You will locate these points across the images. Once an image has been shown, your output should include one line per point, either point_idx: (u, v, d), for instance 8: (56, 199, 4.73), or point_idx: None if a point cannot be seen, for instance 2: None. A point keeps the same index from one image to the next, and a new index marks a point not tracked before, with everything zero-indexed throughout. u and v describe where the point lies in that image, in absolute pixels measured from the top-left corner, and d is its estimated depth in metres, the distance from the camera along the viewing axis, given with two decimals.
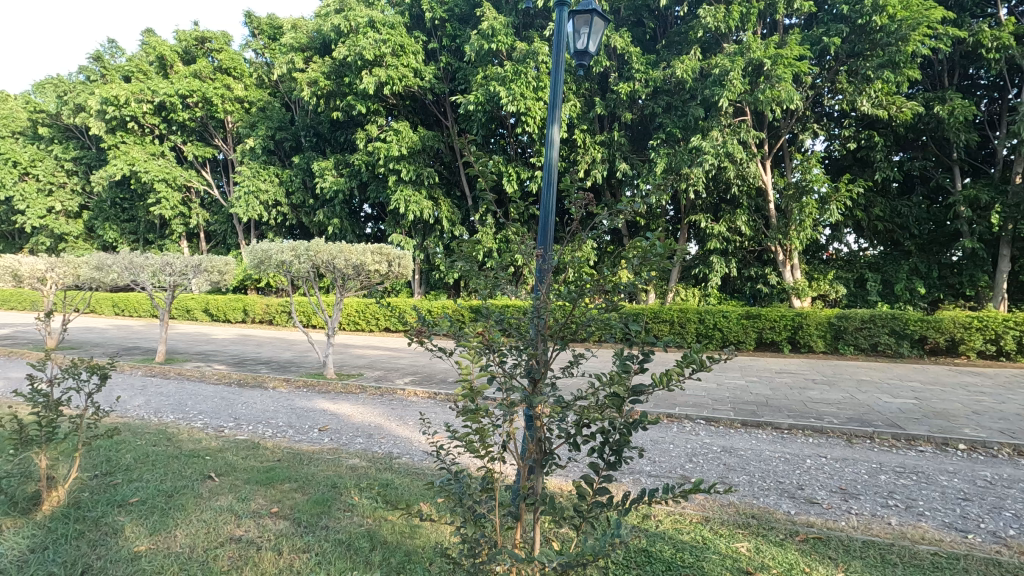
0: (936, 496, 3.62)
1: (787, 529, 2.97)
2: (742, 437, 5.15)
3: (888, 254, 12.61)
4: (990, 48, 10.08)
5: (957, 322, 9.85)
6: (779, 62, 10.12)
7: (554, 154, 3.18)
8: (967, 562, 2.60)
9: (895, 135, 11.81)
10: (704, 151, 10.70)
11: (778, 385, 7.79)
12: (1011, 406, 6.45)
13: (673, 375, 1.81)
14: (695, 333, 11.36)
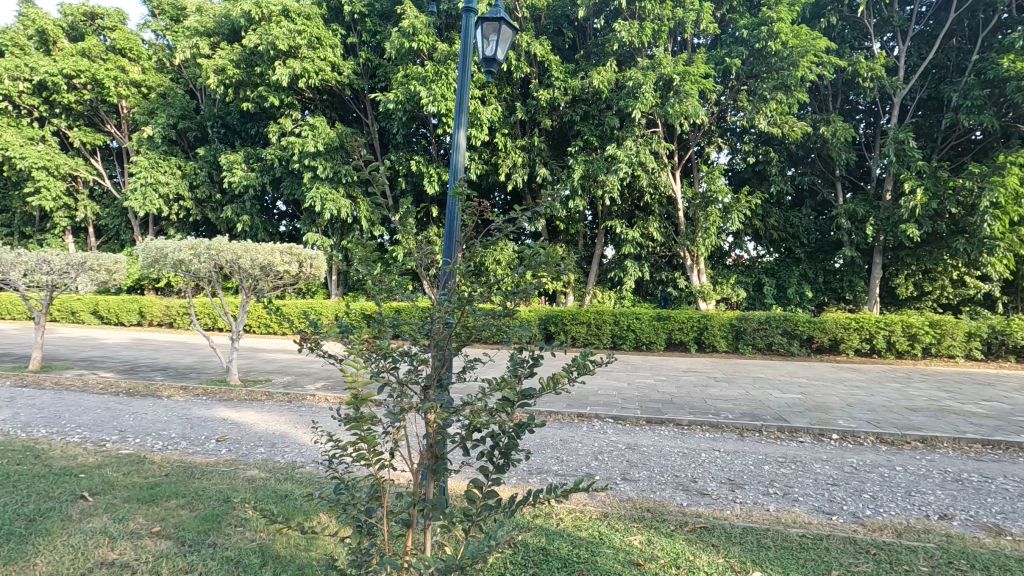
0: (810, 482, 3.98)
1: (678, 520, 3.16)
2: (647, 434, 5.42)
3: (782, 260, 13.67)
4: (866, 77, 11.23)
5: (839, 323, 10.87)
6: (687, 78, 10.77)
7: (460, 158, 3.19)
8: (828, 541, 2.89)
9: (788, 152, 12.93)
10: (618, 159, 11.12)
11: (683, 384, 8.24)
12: (878, 398, 7.21)
13: (561, 379, 1.87)
14: (610, 334, 11.81)
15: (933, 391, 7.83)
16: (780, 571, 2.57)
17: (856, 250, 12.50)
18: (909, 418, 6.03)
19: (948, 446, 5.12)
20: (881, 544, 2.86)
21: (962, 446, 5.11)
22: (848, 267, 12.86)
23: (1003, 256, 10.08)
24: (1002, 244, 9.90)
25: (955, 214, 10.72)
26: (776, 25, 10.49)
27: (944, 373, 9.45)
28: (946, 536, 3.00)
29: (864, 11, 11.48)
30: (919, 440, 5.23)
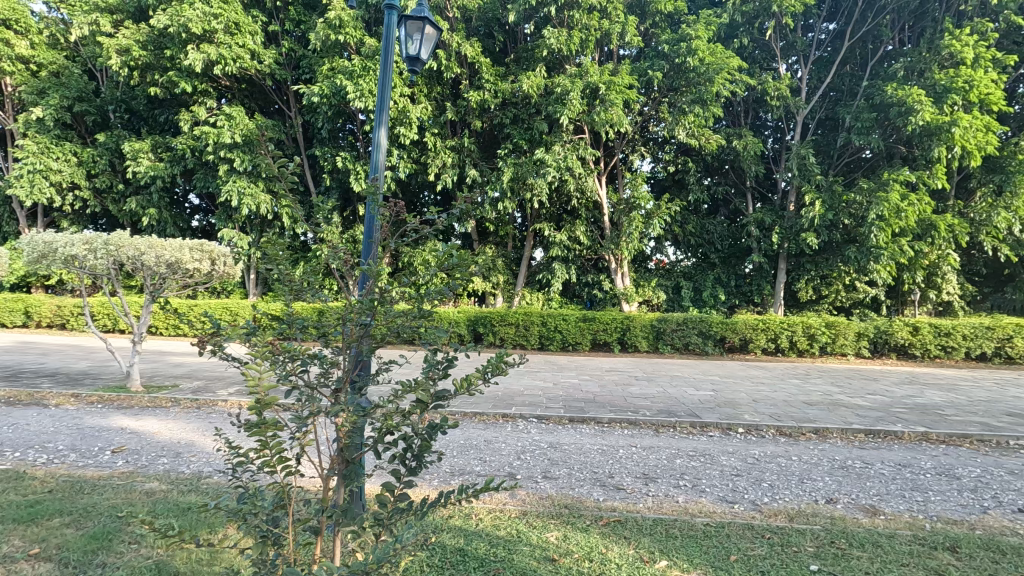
0: (716, 474, 4.25)
1: (593, 515, 3.26)
2: (569, 433, 5.56)
3: (698, 265, 14.44)
4: (773, 97, 12.10)
5: (748, 324, 11.63)
6: (612, 88, 11.17)
7: (381, 157, 3.14)
8: (729, 528, 3.09)
9: (704, 162, 13.72)
10: (547, 164, 11.33)
11: (605, 383, 8.51)
12: (780, 394, 7.80)
13: (474, 380, 1.89)
14: (537, 335, 12.04)
15: (827, 386, 8.56)
16: (685, 558, 2.73)
17: (764, 256, 13.44)
18: (805, 411, 6.56)
19: (836, 436, 5.62)
20: (775, 529, 3.10)
21: (849, 436, 5.63)
22: (757, 272, 13.79)
23: (887, 263, 11.20)
24: (885, 254, 11.00)
25: (847, 225, 11.78)
26: (693, 42, 11.07)
27: (838, 370, 10.35)
28: (830, 519, 3.30)
29: (772, 35, 12.37)
30: (813, 431, 5.71)
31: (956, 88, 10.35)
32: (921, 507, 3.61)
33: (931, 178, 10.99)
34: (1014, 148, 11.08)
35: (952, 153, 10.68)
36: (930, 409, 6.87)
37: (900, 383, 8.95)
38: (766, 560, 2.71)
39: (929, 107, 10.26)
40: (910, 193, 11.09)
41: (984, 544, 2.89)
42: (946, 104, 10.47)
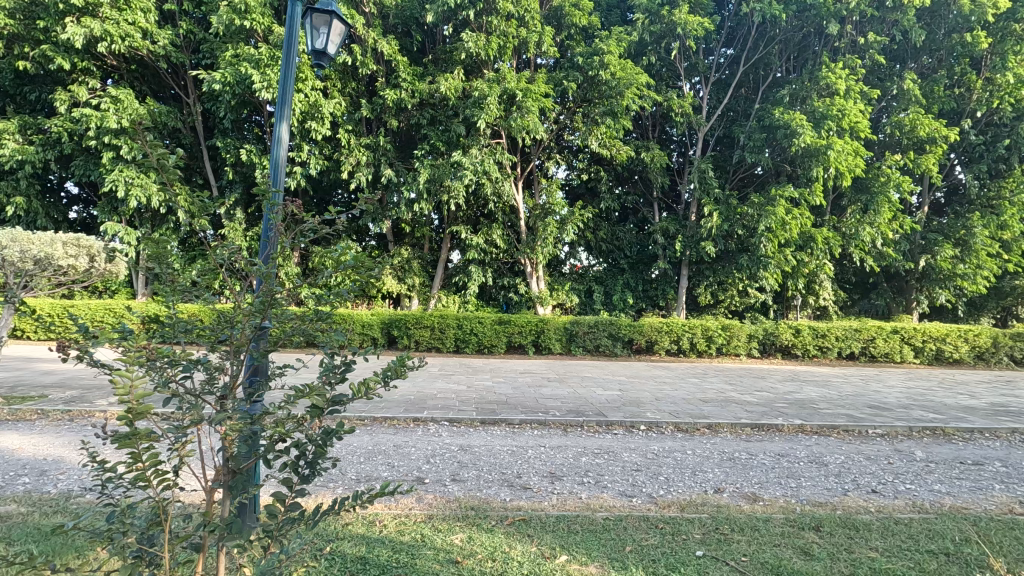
0: (618, 470, 4.45)
1: (499, 515, 3.31)
2: (480, 435, 5.59)
3: (609, 270, 15.05)
4: (678, 114, 12.92)
5: (653, 327, 12.29)
6: (528, 95, 11.41)
7: (281, 152, 3.00)
8: (626, 521, 3.26)
9: (615, 172, 14.36)
10: (463, 167, 11.35)
11: (518, 385, 8.64)
12: (680, 392, 8.30)
13: (372, 384, 1.86)
14: (453, 338, 12.01)
15: (721, 384, 9.22)
16: (584, 552, 2.83)
17: (669, 263, 14.26)
18: (701, 408, 7.04)
19: (727, 431, 6.08)
20: (667, 519, 3.30)
21: (737, 430, 6.11)
22: (662, 277, 14.58)
23: (774, 271, 12.28)
24: (772, 262, 12.06)
25: (741, 236, 12.77)
26: (606, 56, 11.55)
27: (731, 369, 11.19)
28: (717, 507, 3.56)
29: (677, 55, 13.17)
30: (706, 426, 6.13)
31: (831, 115, 11.56)
32: (794, 493, 3.99)
33: (810, 195, 12.20)
34: (877, 171, 12.57)
35: (828, 173, 11.91)
36: (806, 403, 7.60)
37: (784, 380, 9.84)
38: (658, 549, 2.87)
39: (810, 131, 11.38)
40: (794, 207, 12.23)
41: (842, 522, 3.25)
42: (823, 129, 11.66)
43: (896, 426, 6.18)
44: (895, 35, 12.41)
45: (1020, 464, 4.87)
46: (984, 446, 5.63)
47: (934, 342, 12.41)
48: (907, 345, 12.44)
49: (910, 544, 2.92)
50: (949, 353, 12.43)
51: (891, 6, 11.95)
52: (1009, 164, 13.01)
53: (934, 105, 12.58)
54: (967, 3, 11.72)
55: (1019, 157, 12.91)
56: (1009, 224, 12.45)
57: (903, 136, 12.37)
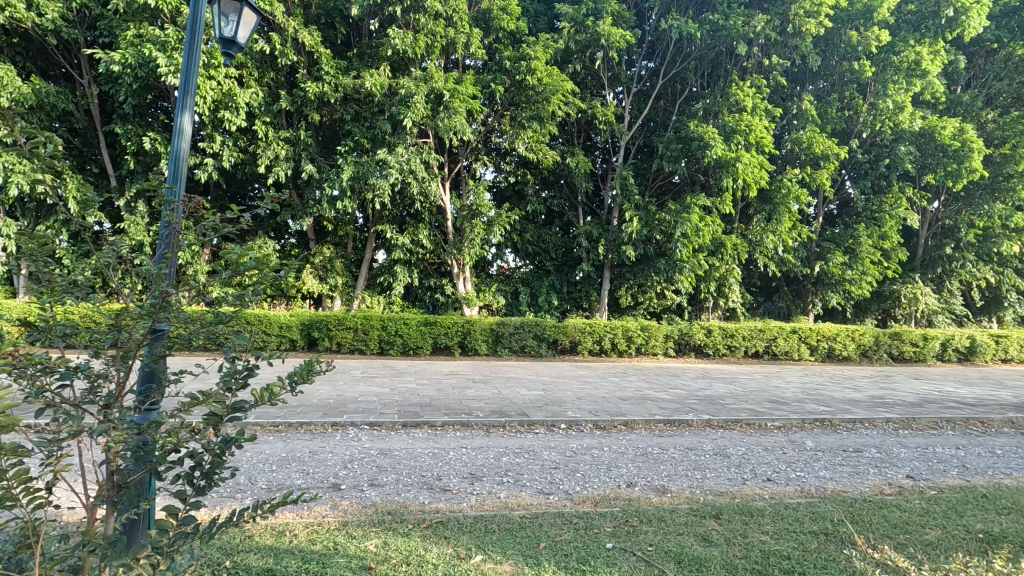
0: (537, 468, 4.54)
1: (416, 518, 3.29)
2: (401, 438, 5.52)
3: (535, 271, 15.30)
4: (601, 121, 13.42)
5: (577, 328, 12.63)
6: (456, 96, 11.38)
7: (183, 144, 2.81)
8: (542, 518, 3.34)
9: (542, 176, 14.64)
10: (389, 164, 11.16)
11: (443, 386, 8.58)
12: (600, 391, 8.59)
13: (276, 389, 1.80)
14: (377, 340, 11.75)
15: (639, 383, 9.63)
16: (499, 550, 2.87)
17: (592, 266, 14.71)
18: (619, 406, 7.32)
19: (642, 427, 6.37)
20: (581, 514, 3.42)
21: (652, 426, 6.41)
22: (586, 280, 14.99)
23: (688, 275, 12.99)
24: (687, 266, 12.74)
25: (658, 241, 13.41)
26: (532, 62, 11.75)
27: (649, 368, 11.73)
28: (628, 500, 3.73)
29: (601, 65, 13.62)
30: (623, 423, 6.39)
31: (739, 130, 12.42)
32: (699, 484, 4.24)
33: (721, 204, 13.00)
34: (779, 183, 13.61)
35: (737, 184, 12.76)
36: (714, 399, 8.11)
37: (696, 378, 10.44)
38: (571, 544, 2.96)
39: (720, 145, 12.19)
40: (707, 215, 12.99)
41: (739, 510, 3.49)
42: (732, 142, 12.48)
43: (791, 419, 6.73)
44: (795, 59, 13.50)
45: (891, 450, 5.45)
46: (863, 435, 6.26)
47: (826, 341, 13.60)
48: (804, 344, 13.54)
49: (796, 526, 3.20)
50: (839, 351, 13.68)
51: (791, 33, 12.97)
52: (889, 181, 14.52)
53: (827, 125, 13.81)
54: (855, 35, 12.96)
55: (896, 175, 14.42)
56: (889, 234, 13.88)
57: (801, 152, 13.48)
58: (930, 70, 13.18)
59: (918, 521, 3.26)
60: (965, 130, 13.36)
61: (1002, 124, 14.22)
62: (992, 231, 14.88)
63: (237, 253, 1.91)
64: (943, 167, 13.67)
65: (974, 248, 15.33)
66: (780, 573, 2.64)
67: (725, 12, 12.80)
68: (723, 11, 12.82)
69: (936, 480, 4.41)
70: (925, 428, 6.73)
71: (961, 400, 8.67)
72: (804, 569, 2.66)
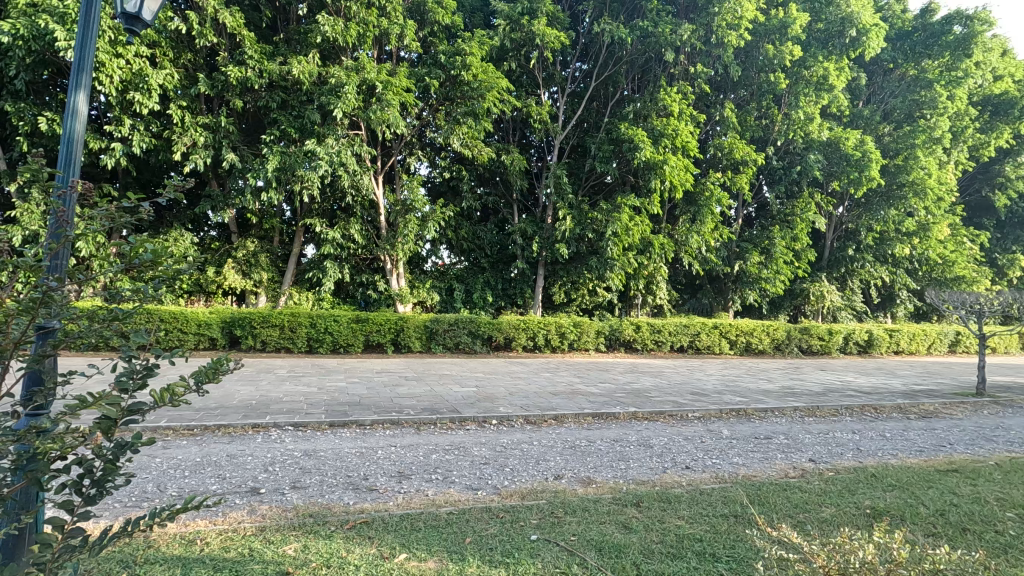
0: (466, 464, 4.55)
1: (339, 520, 3.21)
2: (327, 438, 5.36)
3: (470, 268, 15.30)
4: (536, 120, 13.59)
5: (511, 324, 12.74)
6: (389, 88, 11.14)
7: (76, 126, 2.56)
8: (469, 513, 3.35)
9: (477, 172, 14.64)
10: (318, 156, 10.80)
11: (374, 385, 8.41)
12: (532, 386, 8.70)
13: (178, 390, 1.71)
14: (305, 337, 11.32)
15: (570, 378, 9.85)
16: (424, 548, 2.86)
17: (526, 263, 14.87)
18: (550, 400, 7.46)
19: (571, 421, 6.52)
20: (508, 508, 3.46)
21: (580, 419, 6.57)
22: (520, 277, 15.14)
23: (619, 272, 13.40)
24: (618, 264, 13.14)
25: (591, 239, 13.73)
26: (468, 58, 11.70)
27: (580, 363, 12.00)
28: (554, 493, 3.81)
29: (536, 64, 13.77)
30: (553, 418, 6.52)
31: (666, 134, 12.98)
32: (622, 474, 4.40)
33: (650, 205, 13.51)
34: (703, 186, 14.30)
35: (664, 185, 13.30)
36: (641, 392, 8.43)
37: (624, 372, 10.81)
38: (496, 538, 2.99)
39: (649, 147, 12.69)
40: (637, 215, 13.45)
41: (658, 497, 3.65)
42: (660, 145, 13.00)
43: (710, 409, 7.11)
44: (717, 68, 14.23)
45: (797, 436, 5.89)
46: (773, 423, 6.71)
47: (744, 336, 14.46)
48: (724, 338, 14.33)
49: (709, 510, 3.39)
50: (755, 345, 14.58)
51: (715, 43, 13.63)
52: (800, 187, 15.61)
53: (746, 132, 14.69)
54: (771, 49, 13.82)
55: (807, 182, 15.53)
56: (799, 236, 14.92)
57: (723, 157, 14.26)
58: (836, 85, 14.31)
59: (816, 500, 3.54)
60: (865, 142, 14.58)
61: (897, 137, 15.63)
62: (887, 235, 16.33)
63: (132, 244, 1.77)
64: (847, 175, 14.86)
65: (873, 250, 16.77)
66: (692, 555, 2.79)
67: (654, 19, 13.30)
68: (652, 18, 13.32)
69: (835, 462, 4.81)
70: (827, 415, 7.31)
71: (859, 389, 9.48)
72: (714, 550, 2.83)
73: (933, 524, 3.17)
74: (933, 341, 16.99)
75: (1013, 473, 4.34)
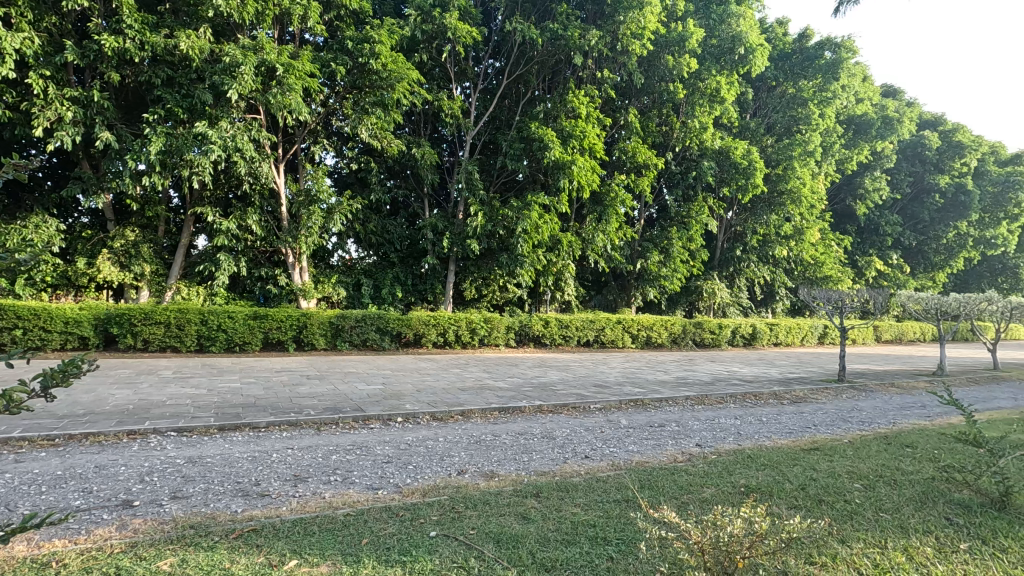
0: (368, 464, 4.44)
1: (223, 529, 3.01)
2: (216, 443, 5.00)
3: (378, 263, 14.93)
4: (448, 115, 13.51)
5: (421, 320, 12.55)
6: (291, 72, 10.52)
7: None
8: (368, 513, 3.28)
9: (386, 165, 14.28)
10: (209, 140, 10.00)
11: (271, 385, 7.96)
12: (440, 383, 8.66)
13: (17, 396, 1.53)
14: (195, 335, 10.47)
15: (479, 373, 9.92)
16: (317, 552, 2.75)
17: (437, 259, 14.72)
18: (457, 397, 7.46)
19: (478, 416, 6.57)
20: (408, 506, 3.42)
21: (487, 414, 6.63)
22: (431, 272, 14.99)
23: (529, 269, 13.61)
24: (527, 261, 13.36)
25: (501, 236, 13.82)
26: (377, 46, 11.33)
27: (490, 358, 12.10)
28: (456, 488, 3.82)
29: (447, 58, 13.64)
30: (460, 414, 6.52)
31: (575, 135, 13.41)
32: (525, 466, 4.50)
33: (559, 203, 13.89)
34: (608, 188, 14.84)
35: (572, 185, 13.66)
36: (547, 386, 8.67)
37: (533, 366, 11.05)
38: (395, 537, 2.95)
39: (558, 147, 13.03)
40: (546, 213, 13.77)
41: (556, 487, 3.77)
42: (569, 146, 13.40)
43: (610, 401, 7.45)
44: (623, 75, 14.88)
45: (686, 423, 6.33)
46: (666, 411, 7.17)
47: (644, 330, 15.28)
48: (627, 333, 15.04)
49: (602, 497, 3.55)
50: (655, 339, 15.47)
51: (621, 50, 14.23)
52: (695, 191, 16.77)
53: (648, 137, 15.55)
54: (671, 60, 14.67)
55: (701, 187, 16.67)
56: (694, 237, 16.00)
57: (627, 160, 14.94)
58: (726, 98, 15.44)
59: (699, 482, 3.83)
60: (751, 152, 15.88)
61: (778, 149, 17.13)
62: (769, 238, 17.93)
63: None
64: (736, 182, 16.14)
65: (757, 251, 18.38)
66: (585, 540, 2.91)
67: (564, 22, 13.62)
68: (562, 21, 13.63)
69: (717, 446, 5.23)
70: (714, 403, 7.93)
71: (742, 378, 10.37)
72: (606, 534, 2.97)
73: (795, 497, 3.54)
74: (805, 333, 18.95)
75: (861, 449, 4.95)
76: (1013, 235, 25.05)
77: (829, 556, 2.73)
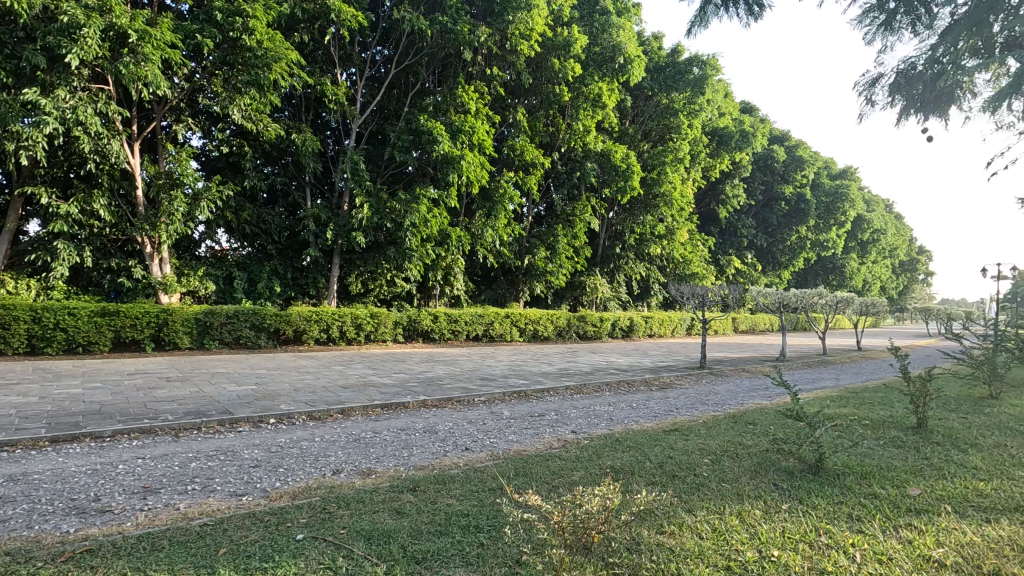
0: (232, 469, 4.15)
1: (50, 553, 2.66)
2: (47, 457, 4.40)
3: (253, 254, 13.96)
4: (331, 100, 12.94)
5: (301, 316, 11.89)
6: (146, 40, 9.39)
7: None
8: (228, 522, 3.06)
9: (261, 149, 13.32)
10: (42, 110, 8.65)
11: (123, 388, 7.16)
12: (320, 380, 8.31)
13: None
14: (25, 335, 9.07)
15: (363, 369, 9.65)
16: (164, 568, 2.53)
17: (320, 251, 14.04)
18: (338, 394, 7.21)
19: (359, 413, 6.40)
20: (274, 510, 3.25)
21: (369, 412, 6.48)
22: (312, 266, 14.25)
23: (417, 263, 13.38)
24: (415, 255, 13.16)
25: (388, 228, 13.50)
26: (250, 20, 10.52)
27: (375, 354, 11.79)
28: (329, 488, 3.70)
29: (330, 41, 13.05)
30: (339, 412, 6.31)
31: (464, 130, 13.44)
32: (404, 461, 4.46)
33: (447, 198, 13.83)
34: (497, 184, 15.03)
35: (461, 180, 13.67)
36: (432, 380, 8.67)
37: (420, 361, 10.98)
38: (256, 543, 2.79)
39: (446, 141, 12.98)
40: (435, 206, 13.64)
41: (434, 480, 3.79)
42: (458, 141, 13.39)
43: (494, 393, 7.63)
44: (511, 74, 15.19)
45: (565, 411, 6.64)
46: (547, 401, 7.49)
47: (532, 324, 15.75)
48: (515, 327, 15.40)
49: (478, 486, 3.64)
50: (541, 332, 15.99)
51: (509, 50, 14.56)
52: (579, 191, 17.55)
53: (535, 136, 16.05)
54: (557, 63, 15.21)
55: (584, 188, 17.51)
56: (578, 235, 16.76)
57: (515, 157, 15.33)
58: (607, 104, 16.33)
59: (569, 466, 4.05)
60: (629, 156, 16.91)
61: (653, 154, 18.49)
62: (645, 237, 19.29)
63: None
64: (617, 183, 17.14)
65: (634, 248, 19.72)
66: (457, 530, 2.96)
67: (454, 16, 13.60)
68: (451, 15, 13.60)
69: (590, 431, 5.56)
70: (591, 391, 8.41)
71: (617, 367, 11.10)
72: (477, 522, 3.05)
73: (653, 474, 3.89)
74: (675, 325, 20.73)
75: (712, 428, 5.54)
76: (841, 239, 29.13)
77: (676, 525, 3.04)
